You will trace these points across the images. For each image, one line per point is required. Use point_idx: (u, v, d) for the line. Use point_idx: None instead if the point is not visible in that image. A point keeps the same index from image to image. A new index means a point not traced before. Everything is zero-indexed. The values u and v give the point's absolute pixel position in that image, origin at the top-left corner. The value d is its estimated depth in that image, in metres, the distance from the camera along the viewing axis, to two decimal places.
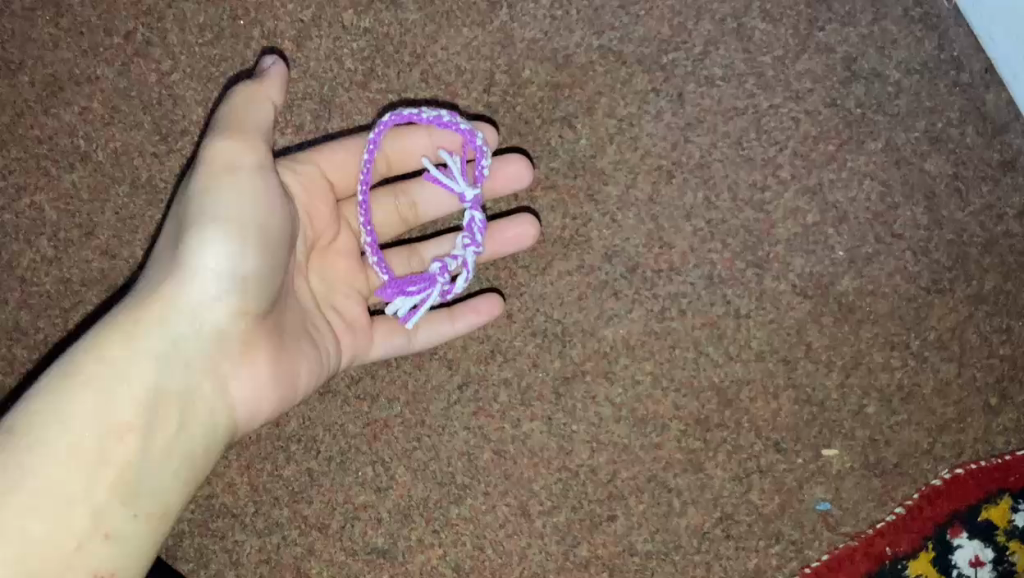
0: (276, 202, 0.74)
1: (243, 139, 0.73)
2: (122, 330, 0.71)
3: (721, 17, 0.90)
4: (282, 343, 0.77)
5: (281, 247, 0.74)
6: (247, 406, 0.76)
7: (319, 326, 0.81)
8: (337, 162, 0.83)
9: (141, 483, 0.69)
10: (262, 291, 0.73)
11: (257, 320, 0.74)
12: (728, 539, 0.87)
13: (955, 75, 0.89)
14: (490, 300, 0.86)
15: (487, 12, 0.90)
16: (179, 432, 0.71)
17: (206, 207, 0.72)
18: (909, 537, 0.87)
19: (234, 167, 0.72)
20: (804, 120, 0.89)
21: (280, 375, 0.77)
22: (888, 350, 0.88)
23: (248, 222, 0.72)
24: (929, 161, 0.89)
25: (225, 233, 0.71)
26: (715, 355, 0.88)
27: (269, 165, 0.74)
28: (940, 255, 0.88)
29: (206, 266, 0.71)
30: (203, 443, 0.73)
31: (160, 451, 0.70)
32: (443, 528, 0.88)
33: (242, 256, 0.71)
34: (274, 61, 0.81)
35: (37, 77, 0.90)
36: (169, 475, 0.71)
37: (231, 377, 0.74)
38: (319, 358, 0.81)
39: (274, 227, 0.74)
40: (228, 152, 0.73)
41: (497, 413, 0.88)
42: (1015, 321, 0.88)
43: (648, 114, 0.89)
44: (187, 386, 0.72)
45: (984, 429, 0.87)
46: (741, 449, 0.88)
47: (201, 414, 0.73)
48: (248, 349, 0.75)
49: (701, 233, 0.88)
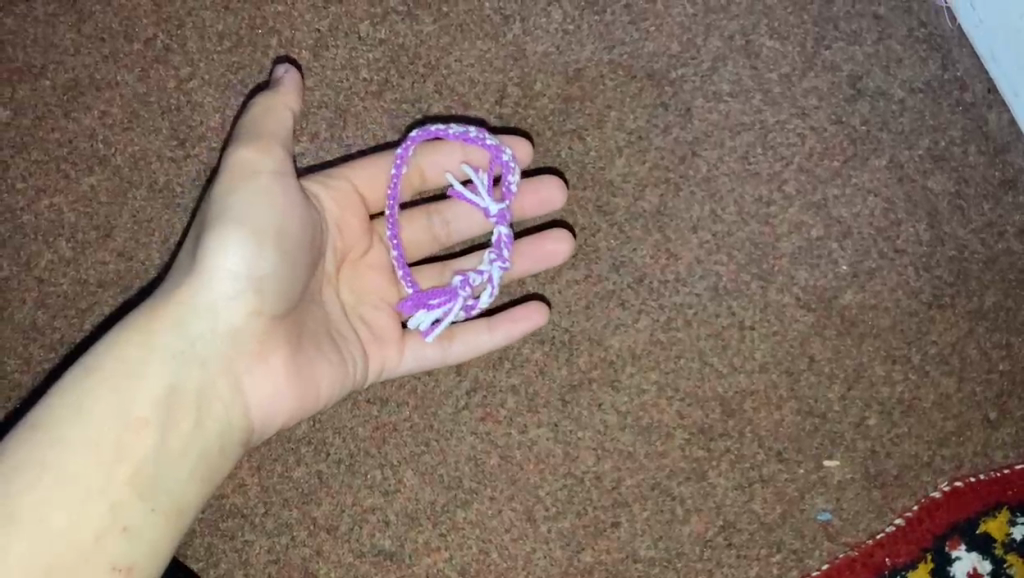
0: (295, 205, 0.76)
1: (263, 145, 0.76)
2: (141, 331, 0.73)
3: (730, 34, 0.91)
4: (298, 347, 0.78)
5: (299, 250, 0.76)
6: (263, 409, 0.77)
7: (345, 334, 0.82)
8: (370, 176, 0.85)
9: (156, 479, 0.70)
10: (278, 293, 0.75)
11: (272, 322, 0.76)
12: (729, 547, 0.88)
13: (958, 95, 0.91)
14: (524, 312, 0.86)
15: (500, 25, 0.91)
16: (195, 430, 0.72)
17: (226, 210, 0.73)
18: (908, 547, 0.88)
19: (252, 171, 0.74)
20: (809, 135, 0.91)
21: (297, 377, 0.78)
22: (890, 363, 0.89)
23: (264, 224, 0.73)
24: (931, 179, 0.90)
25: (243, 235, 0.73)
26: (719, 365, 0.89)
27: (288, 169, 0.76)
28: (942, 271, 0.90)
29: (224, 267, 0.73)
30: (218, 443, 0.74)
31: (174, 450, 0.71)
32: (449, 532, 0.89)
33: (259, 257, 0.73)
34: (290, 71, 0.83)
35: (59, 82, 0.92)
36: (184, 472, 0.72)
37: (245, 379, 0.75)
38: (342, 365, 0.82)
39: (292, 229, 0.75)
40: (246, 160, 0.75)
41: (504, 419, 0.89)
42: (1014, 337, 0.89)
43: (656, 128, 0.91)
44: (203, 385, 0.73)
45: (983, 443, 0.89)
46: (744, 459, 0.89)
47: (217, 413, 0.74)
48: (265, 350, 0.76)
49: (707, 245, 0.90)
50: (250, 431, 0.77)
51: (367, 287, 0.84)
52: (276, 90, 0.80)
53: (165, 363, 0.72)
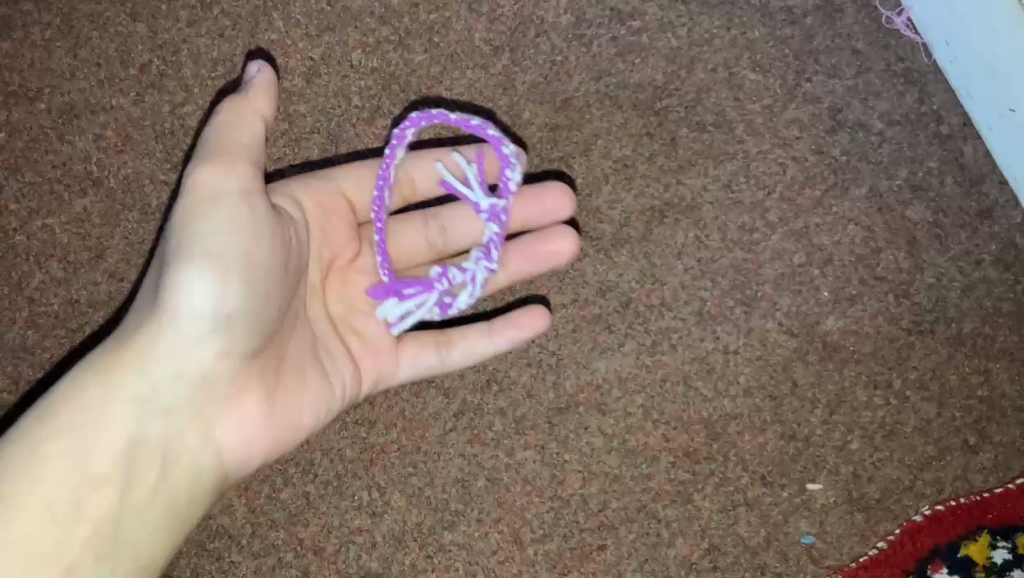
0: (259, 238, 0.74)
1: (229, 166, 0.74)
2: (102, 373, 0.72)
3: (713, 67, 0.94)
4: (273, 387, 0.78)
5: (269, 287, 0.75)
6: (236, 449, 0.78)
7: (332, 349, 0.83)
8: (358, 178, 0.86)
9: (120, 531, 0.71)
10: (248, 333, 0.74)
11: (242, 364, 0.75)
12: (714, 570, 0.89)
13: (934, 127, 0.93)
14: (528, 315, 0.87)
15: (490, 55, 0.93)
16: (161, 480, 0.73)
17: (187, 243, 0.72)
18: (889, 570, 0.89)
19: (215, 202, 0.73)
20: (792, 165, 0.93)
21: (273, 412, 0.78)
22: (871, 389, 0.91)
23: (232, 262, 0.72)
24: (910, 209, 0.93)
25: (205, 273, 0.71)
26: (704, 390, 0.90)
27: (253, 197, 0.74)
28: (921, 298, 0.92)
29: (191, 308, 0.72)
30: (188, 489, 0.75)
31: (138, 504, 0.72)
32: (436, 553, 0.89)
33: (224, 296, 0.72)
34: (260, 67, 0.81)
35: (54, 105, 0.93)
36: (150, 523, 0.73)
37: (215, 422, 0.76)
38: (326, 388, 0.82)
39: (259, 264, 0.74)
40: (211, 180, 0.73)
41: (492, 441, 0.90)
42: (992, 363, 0.91)
43: (642, 157, 0.93)
44: (169, 431, 0.73)
45: (963, 468, 0.90)
46: (729, 482, 0.90)
47: (185, 459, 0.74)
48: (236, 388, 0.76)
49: (692, 271, 0.91)
50: (225, 469, 0.78)
51: (357, 292, 0.85)
52: (244, 96, 0.78)
53: (130, 409, 0.72)
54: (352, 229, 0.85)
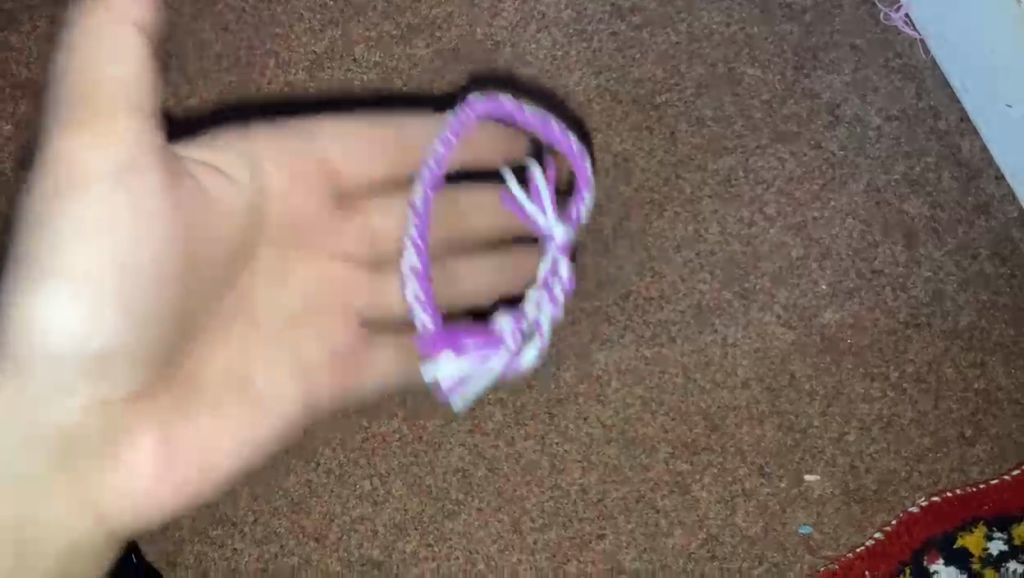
0: (144, 220, 0.67)
1: (96, 131, 0.65)
2: None
3: (713, 62, 0.95)
4: (168, 386, 0.74)
5: (155, 277, 0.69)
6: (146, 460, 0.73)
7: (230, 332, 0.79)
8: (342, 139, 0.88)
9: (20, 558, 0.68)
10: (138, 328, 0.68)
11: (142, 363, 0.70)
12: (712, 559, 0.90)
13: (932, 122, 0.94)
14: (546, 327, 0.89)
15: (491, 50, 0.94)
16: (58, 499, 0.69)
17: (55, 238, 0.65)
18: (886, 560, 0.90)
19: (82, 182, 0.65)
20: (790, 160, 0.94)
21: (174, 417, 0.74)
22: (868, 381, 0.92)
23: (110, 250, 0.66)
24: (907, 203, 0.94)
25: (72, 271, 0.66)
26: (702, 381, 0.91)
27: (132, 166, 0.67)
28: (918, 292, 0.93)
29: (62, 310, 0.66)
30: (93, 503, 0.71)
31: (39, 529, 0.68)
32: (437, 542, 0.90)
33: (101, 290, 0.66)
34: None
35: None
36: (57, 543, 0.69)
37: (120, 431, 0.71)
38: (226, 380, 0.79)
39: (142, 252, 0.67)
40: (78, 155, 0.65)
41: (493, 431, 0.90)
42: (989, 356, 0.92)
43: (642, 151, 0.94)
44: (59, 447, 0.68)
45: (959, 459, 0.91)
46: (727, 473, 0.91)
47: (87, 473, 0.70)
48: (132, 390, 0.70)
49: (691, 264, 0.92)
50: (141, 485, 0.73)
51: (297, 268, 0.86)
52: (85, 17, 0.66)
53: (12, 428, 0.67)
54: (316, 192, 0.87)
